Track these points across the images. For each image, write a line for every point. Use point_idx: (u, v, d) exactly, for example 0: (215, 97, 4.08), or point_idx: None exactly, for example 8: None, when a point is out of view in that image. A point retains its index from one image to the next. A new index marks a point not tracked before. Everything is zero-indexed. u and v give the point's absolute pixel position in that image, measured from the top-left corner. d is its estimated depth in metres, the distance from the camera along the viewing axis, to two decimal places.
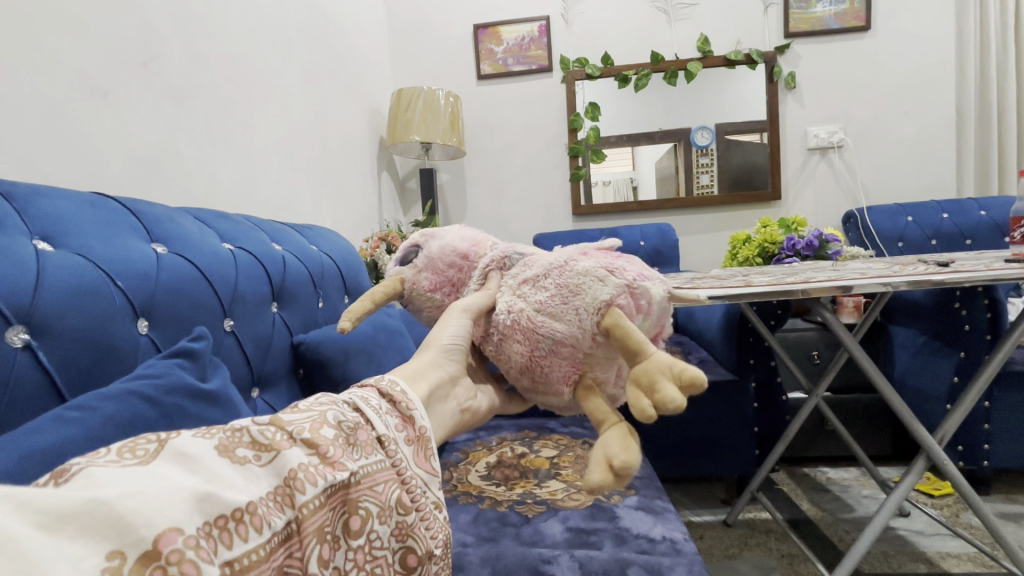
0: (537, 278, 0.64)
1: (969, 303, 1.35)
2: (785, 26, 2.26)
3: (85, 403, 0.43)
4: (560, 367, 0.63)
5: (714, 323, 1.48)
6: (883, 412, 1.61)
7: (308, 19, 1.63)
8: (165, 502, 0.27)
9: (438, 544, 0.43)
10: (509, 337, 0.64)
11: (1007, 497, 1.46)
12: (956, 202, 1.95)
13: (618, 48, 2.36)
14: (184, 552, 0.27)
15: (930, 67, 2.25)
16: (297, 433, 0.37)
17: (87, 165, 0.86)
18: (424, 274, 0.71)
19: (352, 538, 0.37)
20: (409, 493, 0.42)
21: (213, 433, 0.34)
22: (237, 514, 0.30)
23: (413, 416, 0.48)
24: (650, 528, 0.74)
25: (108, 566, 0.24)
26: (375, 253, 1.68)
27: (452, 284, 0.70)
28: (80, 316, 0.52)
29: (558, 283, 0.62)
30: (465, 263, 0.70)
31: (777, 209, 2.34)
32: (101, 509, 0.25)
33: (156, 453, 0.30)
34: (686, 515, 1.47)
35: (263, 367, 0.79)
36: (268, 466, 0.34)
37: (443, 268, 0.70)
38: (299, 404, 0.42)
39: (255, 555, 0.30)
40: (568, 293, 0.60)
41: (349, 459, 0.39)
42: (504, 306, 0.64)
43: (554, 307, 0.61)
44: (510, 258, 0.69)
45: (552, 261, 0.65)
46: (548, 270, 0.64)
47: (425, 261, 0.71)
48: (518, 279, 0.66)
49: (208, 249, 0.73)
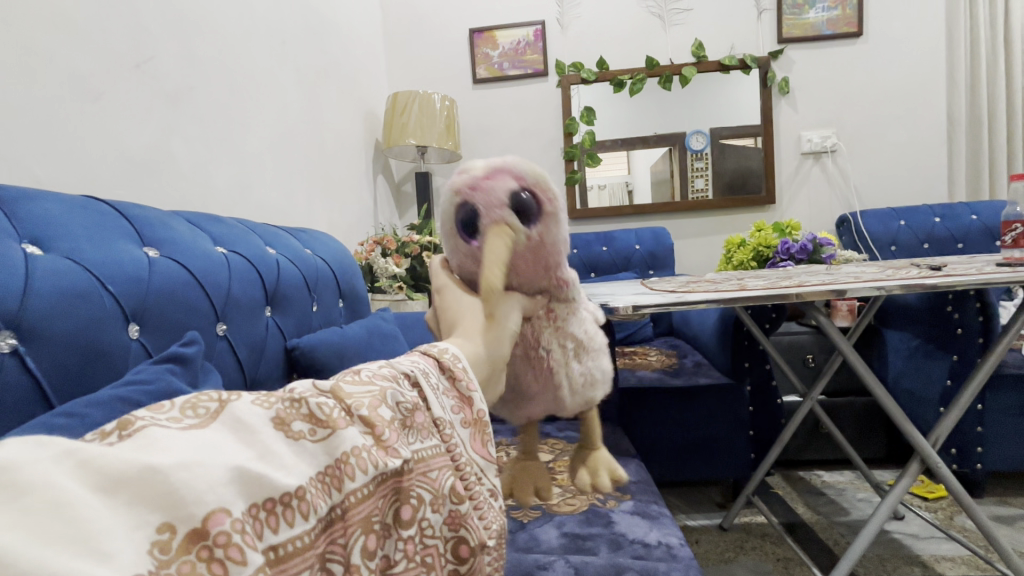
0: (581, 346, 0.73)
1: (960, 307, 1.37)
2: (778, 31, 2.28)
3: (72, 410, 0.42)
4: (536, 407, 0.75)
5: (709, 327, 1.53)
6: (877, 415, 1.61)
7: (303, 23, 1.63)
8: (215, 481, 0.25)
9: (491, 534, 0.41)
10: (531, 365, 0.71)
11: (1001, 500, 1.47)
12: (948, 207, 1.97)
13: (613, 53, 2.37)
14: (231, 535, 0.25)
15: (922, 74, 2.27)
16: (354, 410, 0.35)
17: (81, 167, 0.85)
18: (524, 251, 0.64)
19: (403, 528, 0.35)
20: (463, 481, 0.41)
21: (271, 401, 0.32)
22: (286, 497, 0.28)
23: (471, 398, 0.46)
24: (646, 534, 0.74)
25: (157, 540, 0.23)
26: (370, 257, 1.68)
27: (532, 279, 0.68)
28: (70, 321, 0.51)
29: (586, 365, 0.74)
30: (553, 273, 0.69)
31: (772, 213, 2.35)
32: (156, 478, 0.23)
33: (215, 415, 0.29)
34: (682, 519, 1.47)
35: (257, 371, 0.79)
36: (322, 443, 0.32)
37: (540, 262, 0.66)
38: (360, 371, 0.39)
39: (300, 542, 0.28)
40: (591, 380, 0.74)
41: (402, 445, 0.37)
42: (545, 345, 0.70)
43: (578, 381, 0.73)
44: (570, 296, 0.73)
45: (594, 338, 0.75)
46: (587, 343, 0.74)
47: (535, 242, 0.65)
48: (564, 325, 0.72)
49: (201, 252, 0.73)
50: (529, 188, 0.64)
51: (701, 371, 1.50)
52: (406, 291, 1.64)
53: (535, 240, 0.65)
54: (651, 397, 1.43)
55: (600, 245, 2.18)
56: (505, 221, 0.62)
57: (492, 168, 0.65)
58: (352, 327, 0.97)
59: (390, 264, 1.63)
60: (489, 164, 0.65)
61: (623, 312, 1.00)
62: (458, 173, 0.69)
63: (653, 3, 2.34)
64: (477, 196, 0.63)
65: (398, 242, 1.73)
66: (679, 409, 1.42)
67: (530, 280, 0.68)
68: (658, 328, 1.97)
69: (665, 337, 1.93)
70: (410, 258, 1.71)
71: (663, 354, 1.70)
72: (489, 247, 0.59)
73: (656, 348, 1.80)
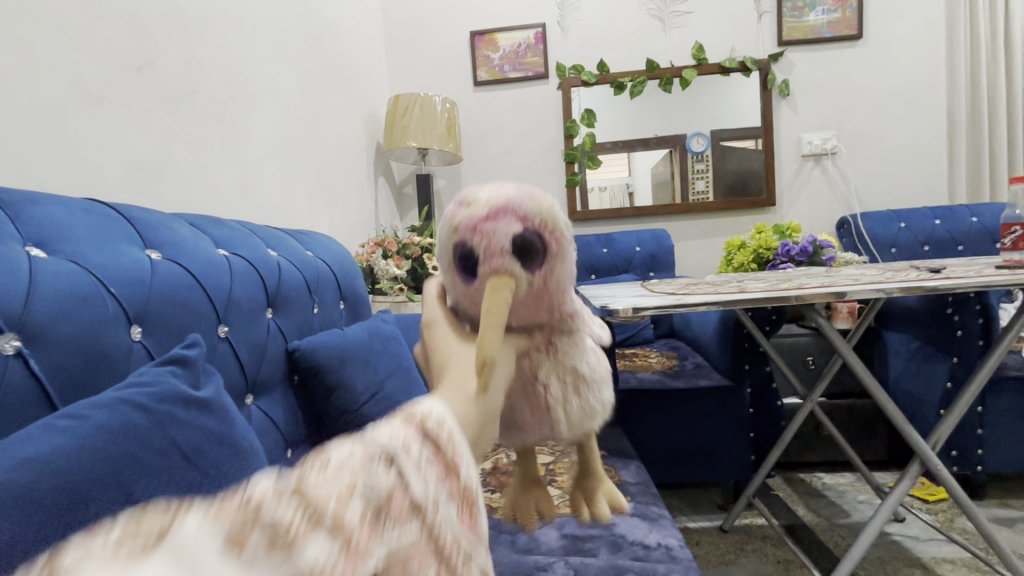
0: (582, 376, 0.55)
1: (961, 309, 1.35)
2: (778, 34, 2.29)
3: (76, 412, 0.43)
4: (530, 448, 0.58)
5: (709, 329, 1.53)
6: (878, 418, 1.61)
7: (305, 26, 1.64)
8: None
9: None
10: (521, 406, 0.53)
11: (1002, 502, 1.46)
12: (948, 208, 1.97)
13: (614, 55, 2.38)
14: None
15: (921, 76, 2.27)
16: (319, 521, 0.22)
17: (84, 170, 0.86)
18: (525, 299, 0.51)
19: None
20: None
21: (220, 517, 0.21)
22: None
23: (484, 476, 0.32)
24: (646, 535, 0.74)
25: None
26: (371, 259, 1.69)
27: (531, 325, 0.53)
28: (73, 323, 0.51)
29: (590, 400, 0.55)
30: (559, 311, 0.54)
31: (772, 215, 2.36)
32: None
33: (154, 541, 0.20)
34: (682, 521, 1.47)
35: (258, 373, 0.79)
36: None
37: (541, 306, 0.52)
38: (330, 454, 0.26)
39: None
40: (592, 414, 0.55)
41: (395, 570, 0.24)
42: (543, 383, 0.53)
43: (578, 418, 0.55)
44: (574, 323, 0.56)
45: (598, 367, 0.57)
46: (593, 375, 0.56)
47: (540, 287, 0.51)
48: (568, 357, 0.55)
49: (202, 255, 0.73)
50: (535, 229, 0.51)
51: (701, 372, 1.51)
52: (407, 293, 1.65)
53: (546, 287, 0.52)
54: (651, 399, 1.43)
55: (601, 247, 2.19)
56: (506, 270, 0.48)
57: (494, 207, 0.51)
58: (352, 330, 0.98)
59: (392, 266, 1.64)
60: (491, 202, 0.51)
61: (622, 314, 1.00)
62: (455, 205, 0.54)
63: (653, 5, 2.34)
64: (477, 242, 0.50)
65: (399, 244, 1.73)
66: (679, 411, 1.42)
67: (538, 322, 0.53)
68: (658, 329, 1.98)
69: (665, 339, 1.94)
70: (411, 260, 1.72)
71: (664, 356, 1.71)
72: (487, 307, 0.46)
73: (656, 350, 1.80)
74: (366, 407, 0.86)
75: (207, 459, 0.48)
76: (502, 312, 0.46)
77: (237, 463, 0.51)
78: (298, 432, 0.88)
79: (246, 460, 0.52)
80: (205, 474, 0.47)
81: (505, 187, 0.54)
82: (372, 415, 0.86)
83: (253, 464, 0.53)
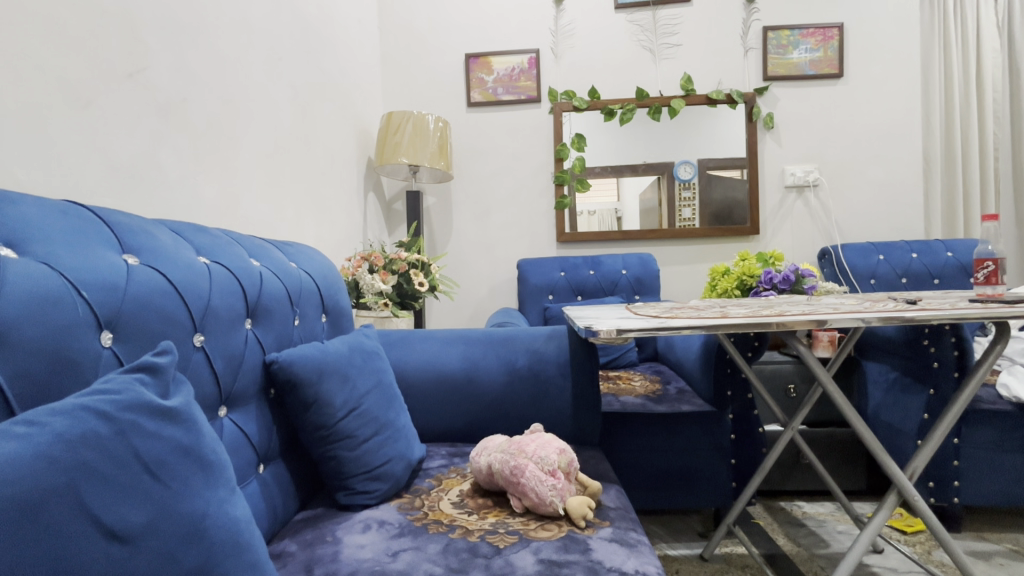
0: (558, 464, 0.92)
1: (937, 342, 1.39)
2: (764, 69, 2.37)
3: (33, 419, 0.42)
4: (536, 472, 0.85)
5: (693, 354, 1.54)
6: (858, 447, 1.63)
7: (301, 40, 1.66)
8: None
9: None
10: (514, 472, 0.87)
11: (978, 535, 1.47)
12: (925, 243, 2.03)
13: (606, 83, 2.44)
14: None
15: (900, 115, 2.36)
16: None
17: (64, 173, 0.84)
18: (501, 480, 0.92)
19: None
20: None
21: None
22: None
23: None
24: (623, 562, 0.73)
25: None
26: (356, 273, 1.67)
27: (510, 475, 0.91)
28: (37, 327, 0.50)
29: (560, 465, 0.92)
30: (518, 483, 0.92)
31: (756, 243, 2.40)
32: None
33: None
34: (663, 548, 1.45)
35: (233, 386, 0.77)
36: None
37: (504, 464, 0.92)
38: None
39: None
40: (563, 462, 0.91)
41: None
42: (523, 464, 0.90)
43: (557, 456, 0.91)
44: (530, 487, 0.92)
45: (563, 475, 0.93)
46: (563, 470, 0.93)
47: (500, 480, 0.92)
48: None
49: (182, 262, 0.72)
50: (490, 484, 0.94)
51: (684, 398, 1.50)
52: (391, 307, 1.64)
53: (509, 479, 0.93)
54: (633, 423, 1.42)
55: (588, 269, 2.21)
56: (478, 479, 0.94)
57: (477, 484, 0.96)
58: (334, 344, 0.97)
59: (378, 280, 1.63)
60: (476, 486, 0.96)
61: (604, 335, 0.99)
62: (467, 490, 0.95)
63: (644, 37, 2.42)
64: (477, 478, 0.94)
65: (386, 259, 1.72)
66: (660, 436, 1.42)
67: (547, 453, 0.88)
68: (643, 353, 1.99)
69: (649, 363, 1.95)
70: (397, 275, 1.72)
71: (647, 379, 1.71)
72: (477, 475, 0.94)
73: (640, 373, 1.80)
74: (346, 422, 0.89)
75: (172, 472, 0.46)
76: (483, 476, 0.93)
77: (202, 478, 0.49)
78: (271, 447, 0.85)
79: (212, 474, 0.51)
80: (167, 488, 0.45)
81: (479, 488, 0.96)
82: (351, 430, 0.89)
83: (219, 478, 0.52)
